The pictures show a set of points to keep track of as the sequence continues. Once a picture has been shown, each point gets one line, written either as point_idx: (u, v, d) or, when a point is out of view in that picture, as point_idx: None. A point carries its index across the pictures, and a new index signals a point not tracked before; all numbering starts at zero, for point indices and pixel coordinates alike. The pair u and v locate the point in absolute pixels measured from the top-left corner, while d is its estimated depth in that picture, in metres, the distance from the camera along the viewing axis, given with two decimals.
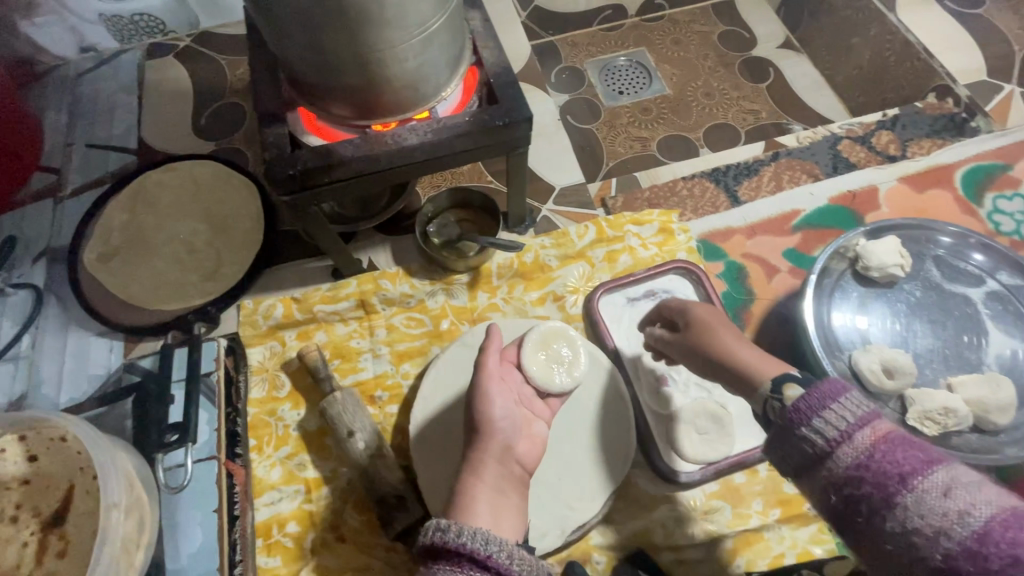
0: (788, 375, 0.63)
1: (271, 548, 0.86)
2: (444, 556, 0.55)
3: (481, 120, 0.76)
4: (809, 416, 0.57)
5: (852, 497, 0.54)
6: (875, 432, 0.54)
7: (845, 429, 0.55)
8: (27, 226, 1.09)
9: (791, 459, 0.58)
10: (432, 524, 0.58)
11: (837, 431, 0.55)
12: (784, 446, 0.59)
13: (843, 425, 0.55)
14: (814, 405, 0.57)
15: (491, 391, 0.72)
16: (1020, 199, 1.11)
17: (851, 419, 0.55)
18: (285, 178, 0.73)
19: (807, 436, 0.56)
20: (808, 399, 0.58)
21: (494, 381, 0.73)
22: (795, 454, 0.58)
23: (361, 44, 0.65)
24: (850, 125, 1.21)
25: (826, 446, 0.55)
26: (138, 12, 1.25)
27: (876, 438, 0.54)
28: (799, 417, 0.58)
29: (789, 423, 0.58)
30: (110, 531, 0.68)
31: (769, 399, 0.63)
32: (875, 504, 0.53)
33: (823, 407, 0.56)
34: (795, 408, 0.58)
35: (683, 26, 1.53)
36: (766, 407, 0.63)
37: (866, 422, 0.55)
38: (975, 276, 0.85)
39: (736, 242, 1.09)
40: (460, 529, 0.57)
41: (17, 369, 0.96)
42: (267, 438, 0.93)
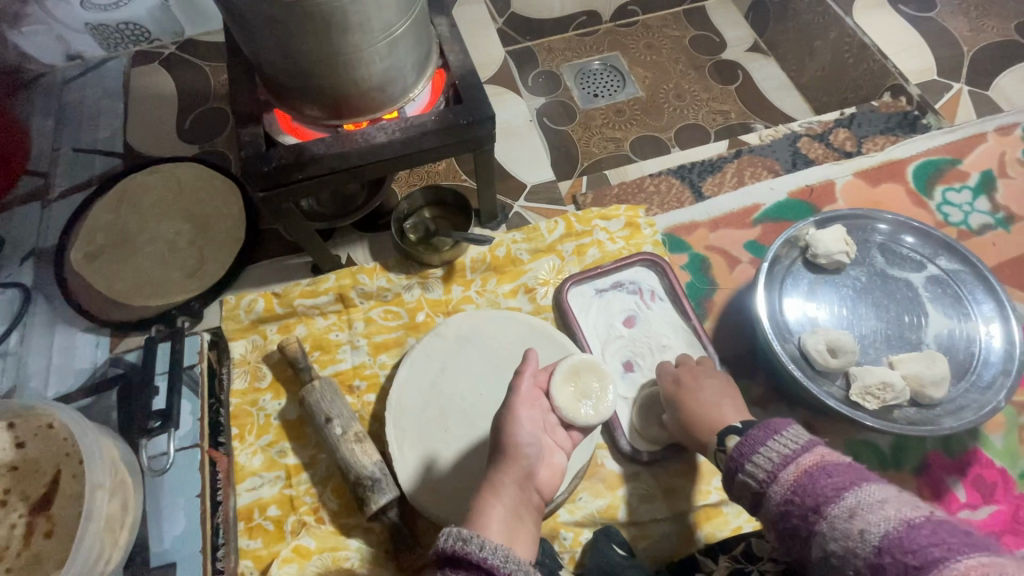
0: (730, 428, 0.74)
1: (252, 530, 0.89)
2: (463, 565, 0.57)
3: (445, 118, 0.81)
4: (743, 460, 0.67)
5: (788, 527, 0.61)
6: (798, 466, 0.62)
7: (772, 468, 0.64)
8: (15, 227, 1.12)
9: (744, 497, 0.68)
10: (453, 531, 0.59)
11: (764, 471, 0.64)
12: (735, 486, 0.69)
13: (768, 465, 0.64)
14: (746, 451, 0.67)
15: (519, 415, 0.73)
16: (968, 191, 1.17)
17: (776, 458, 0.64)
18: (261, 175, 0.77)
19: (746, 476, 0.66)
20: (743, 445, 0.68)
21: (524, 406, 0.74)
22: (743, 493, 0.67)
23: (329, 48, 0.70)
24: (809, 123, 1.27)
25: (760, 484, 0.65)
26: (123, 21, 1.29)
27: (799, 471, 0.62)
28: (737, 461, 0.68)
29: (730, 467, 0.69)
30: (95, 509, 0.71)
31: (717, 451, 0.75)
32: (803, 532, 0.59)
33: (755, 451, 0.66)
34: (732, 453, 0.69)
35: (656, 32, 1.59)
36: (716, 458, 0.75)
37: (789, 459, 0.63)
38: (917, 261, 0.91)
39: (700, 235, 1.14)
40: (483, 542, 0.58)
41: (5, 364, 0.99)
42: (249, 427, 0.96)
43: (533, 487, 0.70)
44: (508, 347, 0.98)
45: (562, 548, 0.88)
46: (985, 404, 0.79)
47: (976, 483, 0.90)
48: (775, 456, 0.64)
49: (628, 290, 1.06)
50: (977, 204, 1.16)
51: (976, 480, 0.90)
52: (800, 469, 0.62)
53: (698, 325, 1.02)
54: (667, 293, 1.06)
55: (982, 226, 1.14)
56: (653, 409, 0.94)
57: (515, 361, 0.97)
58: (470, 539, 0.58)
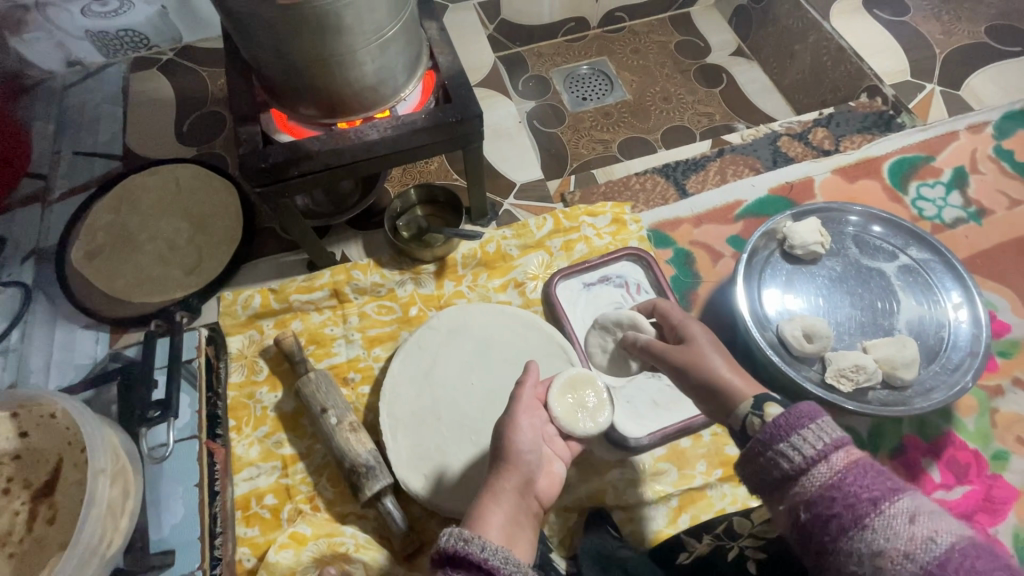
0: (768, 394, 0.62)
1: (249, 519, 0.91)
2: (461, 566, 0.54)
3: (435, 117, 0.84)
4: (786, 433, 0.55)
5: (820, 518, 0.51)
6: (849, 456, 0.52)
7: (821, 449, 0.53)
8: (16, 227, 1.15)
9: (765, 478, 0.56)
10: (454, 531, 0.56)
11: (812, 450, 0.53)
12: (757, 463, 0.57)
13: (818, 444, 0.53)
14: (792, 422, 0.55)
15: (519, 423, 0.72)
16: (941, 186, 1.21)
17: (827, 439, 0.53)
18: (258, 171, 0.81)
19: (783, 452, 0.54)
20: (787, 415, 0.56)
21: (524, 413, 0.74)
22: (769, 470, 0.56)
23: (323, 49, 0.73)
24: (789, 123, 1.31)
25: (799, 464, 0.53)
26: (122, 28, 1.33)
27: (850, 462, 0.52)
28: (775, 433, 0.55)
29: (763, 438, 0.56)
30: (97, 494, 0.73)
31: (750, 415, 0.61)
32: (842, 525, 0.50)
33: (800, 426, 0.55)
34: (772, 423, 0.56)
35: (642, 37, 1.64)
36: (745, 422, 0.62)
37: (840, 444, 0.53)
38: (889, 251, 0.95)
39: (684, 231, 1.18)
40: (484, 543, 0.55)
41: (6, 361, 1.01)
42: (246, 419, 0.99)
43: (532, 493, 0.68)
44: (497, 338, 1.01)
45: (552, 532, 0.91)
46: (954, 384, 0.82)
47: (950, 464, 0.93)
48: (826, 437, 0.53)
49: (615, 283, 1.09)
50: (950, 198, 1.20)
51: (950, 462, 0.93)
52: (852, 460, 0.52)
53: None
54: (652, 286, 1.09)
55: (955, 219, 1.18)
56: (640, 399, 1.00)
57: (504, 352, 1.00)
58: (471, 540, 0.55)
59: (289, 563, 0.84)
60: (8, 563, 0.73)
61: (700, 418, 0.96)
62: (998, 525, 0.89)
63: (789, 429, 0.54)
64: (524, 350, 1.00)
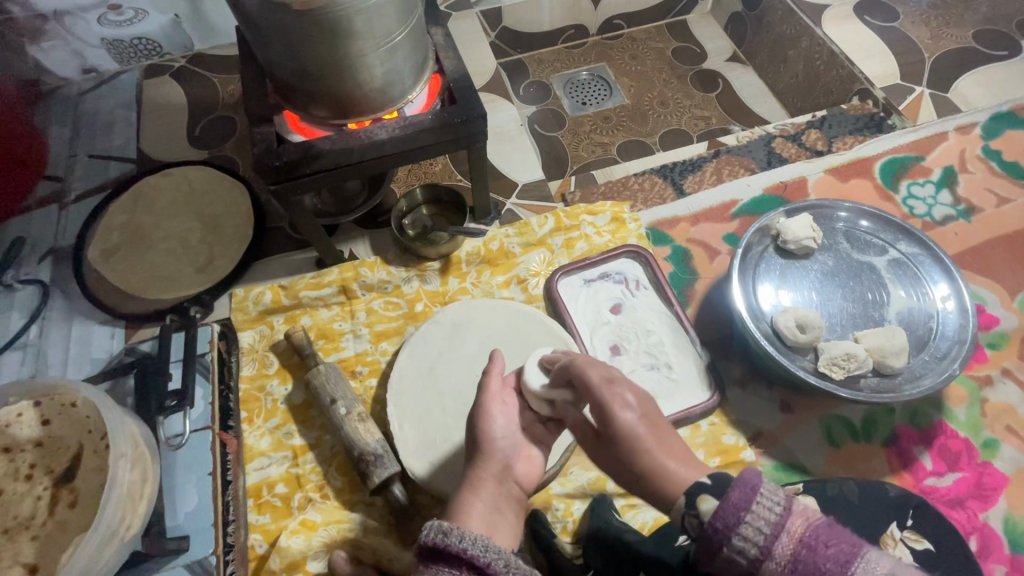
0: (699, 485, 0.57)
1: (260, 507, 0.95)
2: (445, 557, 0.54)
3: (441, 117, 0.88)
4: (728, 533, 0.52)
5: None
6: (794, 535, 0.49)
7: (766, 539, 0.50)
8: (34, 227, 1.19)
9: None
10: (433, 524, 0.56)
11: (757, 545, 0.50)
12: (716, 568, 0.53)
13: (761, 536, 0.50)
14: (731, 519, 0.52)
15: (491, 411, 0.75)
16: (931, 185, 1.25)
17: (767, 526, 0.50)
18: (272, 169, 0.84)
19: (734, 551, 0.51)
20: (721, 512, 0.52)
21: (496, 402, 0.76)
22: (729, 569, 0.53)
23: (335, 53, 0.77)
24: (783, 125, 1.35)
25: (754, 561, 0.50)
26: (136, 36, 1.37)
27: (795, 542, 0.49)
28: (720, 536, 0.52)
29: (710, 542, 0.53)
30: (118, 477, 0.76)
31: (686, 515, 0.57)
32: None
33: (739, 518, 0.51)
34: (711, 528, 0.52)
35: (640, 44, 1.69)
36: (683, 523, 0.57)
37: (781, 525, 0.50)
38: (879, 246, 0.98)
39: (682, 229, 1.21)
40: (463, 534, 0.55)
41: (26, 355, 1.04)
42: (257, 411, 1.02)
43: (512, 480, 0.72)
44: (501, 332, 1.04)
45: (555, 518, 0.94)
46: (942, 371, 0.85)
47: (942, 452, 0.96)
48: (765, 526, 0.50)
49: (615, 279, 1.13)
50: (940, 197, 1.24)
51: (942, 450, 0.96)
52: (798, 538, 0.49)
53: (680, 311, 1.08)
54: (651, 282, 1.12)
55: (944, 217, 1.21)
56: None
57: (510, 344, 1.03)
58: (450, 533, 0.55)
59: (301, 547, 0.87)
60: (31, 544, 0.76)
61: (698, 409, 0.99)
62: (989, 511, 0.91)
63: (729, 529, 0.51)
64: (527, 343, 1.02)
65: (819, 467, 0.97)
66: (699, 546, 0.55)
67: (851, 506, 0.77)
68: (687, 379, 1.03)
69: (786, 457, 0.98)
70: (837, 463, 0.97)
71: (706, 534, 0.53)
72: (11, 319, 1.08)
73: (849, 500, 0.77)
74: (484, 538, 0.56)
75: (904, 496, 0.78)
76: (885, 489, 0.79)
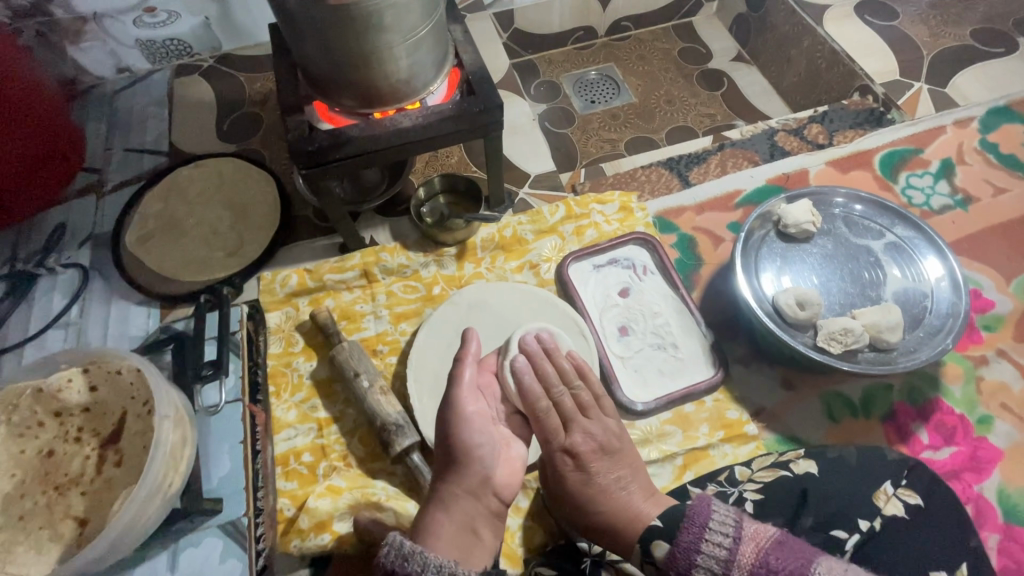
0: (653, 531, 0.79)
1: (288, 474, 1.00)
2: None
3: (461, 107, 0.95)
4: (693, 558, 0.73)
5: None
6: (748, 553, 0.70)
7: (724, 557, 0.71)
8: (74, 215, 1.26)
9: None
10: (392, 552, 0.70)
11: (720, 561, 0.71)
12: None
13: (720, 555, 0.71)
14: (697, 536, 0.74)
15: (466, 408, 0.85)
16: (930, 176, 1.29)
17: (727, 539, 0.72)
18: (305, 154, 0.91)
19: (702, 574, 0.72)
20: (691, 533, 0.74)
21: (467, 393, 0.87)
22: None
23: (365, 46, 0.84)
24: (786, 120, 1.40)
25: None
26: (169, 37, 1.45)
27: (752, 556, 0.70)
28: (685, 564, 0.74)
29: (678, 572, 0.75)
30: (162, 436, 0.82)
31: (646, 559, 0.79)
32: None
33: (704, 535, 0.73)
34: (673, 562, 0.75)
35: (648, 45, 1.75)
36: (645, 565, 0.80)
37: (736, 545, 0.71)
38: (876, 230, 1.03)
39: (687, 218, 1.26)
40: (418, 557, 0.69)
41: (68, 333, 1.11)
42: (284, 385, 1.08)
43: (491, 492, 0.81)
44: (516, 313, 1.09)
45: None
46: (936, 346, 0.90)
47: (939, 427, 1.00)
48: (722, 548, 0.72)
49: (623, 265, 1.18)
50: (938, 187, 1.28)
51: (938, 425, 1.00)
52: (752, 554, 0.70)
53: (686, 294, 1.13)
54: (658, 267, 1.17)
55: (942, 206, 1.26)
56: (646, 369, 1.08)
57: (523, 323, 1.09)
58: (411, 556, 0.69)
59: (327, 508, 0.93)
60: (81, 499, 0.83)
61: (703, 385, 1.04)
62: (983, 482, 0.95)
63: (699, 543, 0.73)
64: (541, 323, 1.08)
65: (819, 441, 1.01)
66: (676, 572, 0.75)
67: (849, 469, 0.81)
68: (692, 358, 1.08)
69: (787, 431, 1.02)
70: (836, 437, 1.01)
71: (674, 565, 0.75)
72: (53, 300, 1.15)
73: (847, 464, 0.82)
74: (446, 562, 0.69)
75: (902, 458, 0.83)
76: (883, 453, 0.83)
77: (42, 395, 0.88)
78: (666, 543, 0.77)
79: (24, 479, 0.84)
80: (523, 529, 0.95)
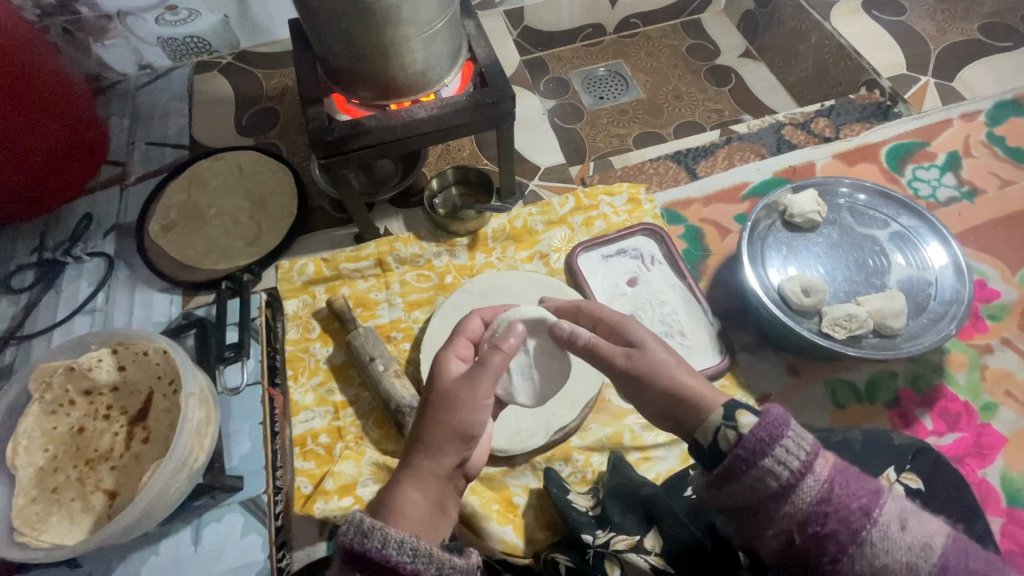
0: (737, 403, 0.64)
1: (306, 454, 1.03)
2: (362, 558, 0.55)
3: (474, 98, 0.98)
4: (771, 446, 0.59)
5: (819, 533, 0.57)
6: (828, 462, 0.59)
7: (804, 459, 0.58)
8: (99, 206, 1.30)
9: (753, 493, 0.59)
10: (353, 524, 0.56)
11: (799, 461, 0.58)
12: (742, 482, 0.60)
13: (802, 455, 0.58)
14: (771, 438, 0.59)
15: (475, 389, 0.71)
16: (936, 169, 1.31)
17: (806, 450, 0.59)
18: (324, 144, 0.94)
19: (770, 468, 0.58)
20: (764, 429, 0.60)
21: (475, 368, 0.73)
22: (754, 488, 0.59)
23: (382, 38, 0.87)
24: (793, 114, 1.42)
25: (789, 478, 0.58)
26: (190, 35, 1.49)
27: (830, 467, 0.58)
28: (760, 447, 0.59)
29: (748, 453, 0.59)
30: (188, 413, 0.85)
31: (722, 428, 0.63)
32: (842, 540, 0.56)
33: (779, 439, 0.59)
34: (756, 438, 0.59)
35: (656, 41, 1.77)
36: (717, 436, 0.63)
37: (817, 451, 0.59)
38: (881, 220, 1.04)
39: (695, 210, 1.28)
40: (384, 537, 0.56)
41: (94, 318, 1.15)
42: (302, 369, 1.11)
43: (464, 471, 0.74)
44: (527, 301, 1.12)
45: (575, 468, 1.01)
46: (940, 331, 0.91)
47: (943, 414, 1.01)
48: (806, 446, 0.59)
49: (631, 255, 1.20)
50: (944, 179, 1.29)
51: (942, 412, 1.02)
52: (832, 465, 0.59)
53: (693, 283, 1.15)
54: (665, 258, 1.19)
55: (948, 198, 1.27)
56: None
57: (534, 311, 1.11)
58: (372, 533, 0.56)
59: (352, 472, 0.98)
60: (110, 474, 0.87)
61: (709, 372, 1.06)
62: (987, 468, 0.97)
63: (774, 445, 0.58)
64: None
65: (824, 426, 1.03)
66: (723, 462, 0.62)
67: (855, 450, 0.83)
68: (700, 345, 1.10)
69: (792, 417, 1.04)
70: (840, 423, 1.03)
71: (745, 446, 0.60)
72: (80, 287, 1.19)
73: (853, 445, 0.83)
74: (411, 536, 0.57)
75: (909, 443, 0.83)
76: (891, 437, 0.84)
77: (72, 374, 0.91)
78: (752, 417, 0.63)
79: (56, 455, 0.88)
80: (531, 508, 0.98)
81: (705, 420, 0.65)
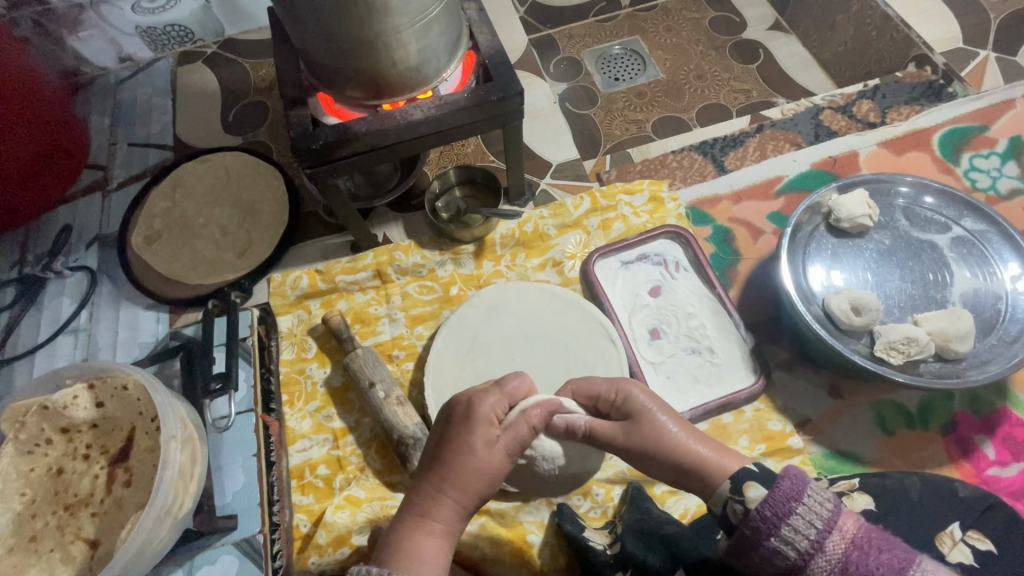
0: (746, 473, 0.61)
1: (304, 488, 0.96)
2: None
3: (477, 95, 0.87)
4: (776, 525, 0.55)
5: None
6: (844, 536, 0.53)
7: (815, 537, 0.54)
8: (80, 215, 1.21)
9: (765, 568, 0.57)
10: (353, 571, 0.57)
11: (807, 540, 0.54)
12: (755, 556, 0.57)
13: (811, 533, 0.54)
14: (781, 512, 0.55)
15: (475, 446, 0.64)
16: (996, 157, 1.17)
17: (818, 525, 0.54)
18: (308, 152, 0.84)
19: (776, 547, 0.55)
20: (773, 504, 0.56)
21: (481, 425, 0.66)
22: (764, 565, 0.57)
23: (369, 32, 0.75)
24: (832, 96, 1.28)
25: (798, 558, 0.54)
26: (170, 23, 1.38)
27: (846, 543, 0.53)
28: (765, 526, 0.56)
29: (753, 533, 0.56)
30: (169, 459, 0.79)
31: (729, 501, 0.60)
32: None
33: (789, 512, 0.55)
34: (759, 517, 0.56)
35: (675, 14, 1.53)
36: (725, 508, 0.61)
37: (832, 525, 0.54)
38: (943, 224, 0.95)
39: (723, 208, 1.16)
40: None
41: (77, 340, 1.08)
42: (297, 394, 1.03)
43: None
44: (538, 318, 1.01)
45: (595, 503, 0.93)
46: (1011, 356, 0.82)
47: (1006, 441, 0.92)
48: (817, 522, 0.54)
49: (653, 261, 1.09)
50: (1005, 169, 1.16)
51: (1005, 439, 0.92)
52: (848, 540, 0.53)
53: (723, 293, 1.04)
54: (691, 264, 1.08)
55: (1010, 191, 1.13)
56: (680, 375, 1.00)
57: (547, 333, 1.00)
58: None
59: (346, 522, 0.89)
60: (91, 521, 0.80)
61: (742, 395, 0.96)
62: None
63: (779, 521, 0.54)
64: (564, 328, 1.00)
65: (872, 455, 0.94)
66: (738, 530, 0.59)
67: (909, 500, 0.74)
68: (731, 362, 1.00)
69: (836, 444, 0.95)
70: (890, 451, 0.94)
71: (751, 523, 0.57)
72: (62, 305, 1.11)
73: (908, 495, 0.74)
74: None
75: (975, 496, 0.73)
76: (952, 488, 0.75)
77: (47, 412, 0.84)
78: (762, 489, 0.59)
79: (34, 499, 0.81)
80: (548, 547, 0.89)
81: (712, 490, 0.63)
